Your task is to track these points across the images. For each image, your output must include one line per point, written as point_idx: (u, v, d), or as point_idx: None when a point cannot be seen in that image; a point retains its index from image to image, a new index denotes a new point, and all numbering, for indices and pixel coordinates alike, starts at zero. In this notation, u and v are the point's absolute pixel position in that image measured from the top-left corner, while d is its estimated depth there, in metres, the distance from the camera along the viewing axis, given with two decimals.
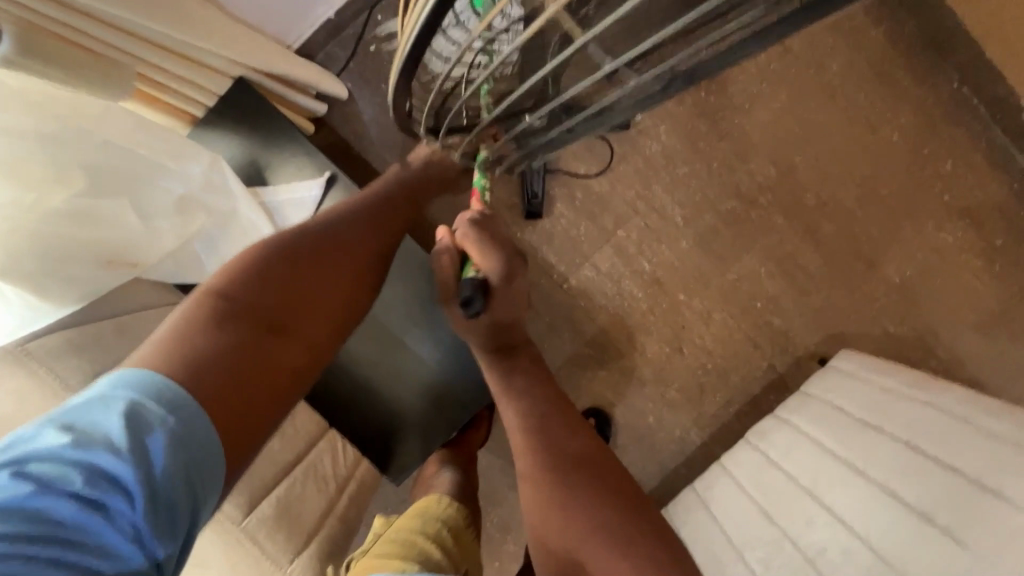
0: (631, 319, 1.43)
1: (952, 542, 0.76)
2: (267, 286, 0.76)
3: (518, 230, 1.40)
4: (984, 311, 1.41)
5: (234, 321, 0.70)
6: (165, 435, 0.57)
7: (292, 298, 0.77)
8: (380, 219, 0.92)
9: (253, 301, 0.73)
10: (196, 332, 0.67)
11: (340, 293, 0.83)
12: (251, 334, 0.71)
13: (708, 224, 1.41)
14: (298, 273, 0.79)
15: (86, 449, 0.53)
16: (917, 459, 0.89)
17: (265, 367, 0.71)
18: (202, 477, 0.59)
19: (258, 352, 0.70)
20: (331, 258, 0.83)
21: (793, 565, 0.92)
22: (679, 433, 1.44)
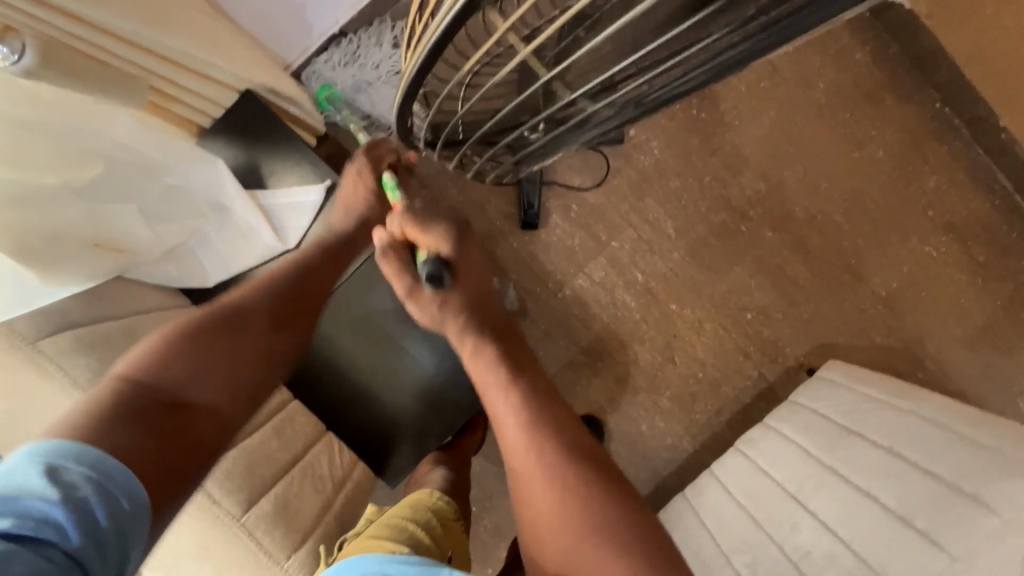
0: (625, 328, 1.45)
1: (932, 545, 0.78)
2: (185, 360, 0.76)
3: (515, 239, 1.43)
4: (969, 325, 1.44)
5: (145, 402, 0.70)
6: (92, 487, 0.59)
7: (210, 372, 0.77)
8: (308, 281, 0.92)
9: (166, 381, 0.73)
10: (105, 413, 0.67)
11: (257, 363, 0.83)
12: (165, 413, 0.71)
13: (700, 236, 1.44)
14: (216, 346, 0.79)
15: (15, 497, 0.54)
16: (899, 465, 0.91)
17: (180, 442, 0.71)
18: (130, 522, 0.60)
19: (174, 428, 0.71)
20: (249, 329, 0.83)
21: (780, 569, 0.94)
22: (671, 441, 1.46)
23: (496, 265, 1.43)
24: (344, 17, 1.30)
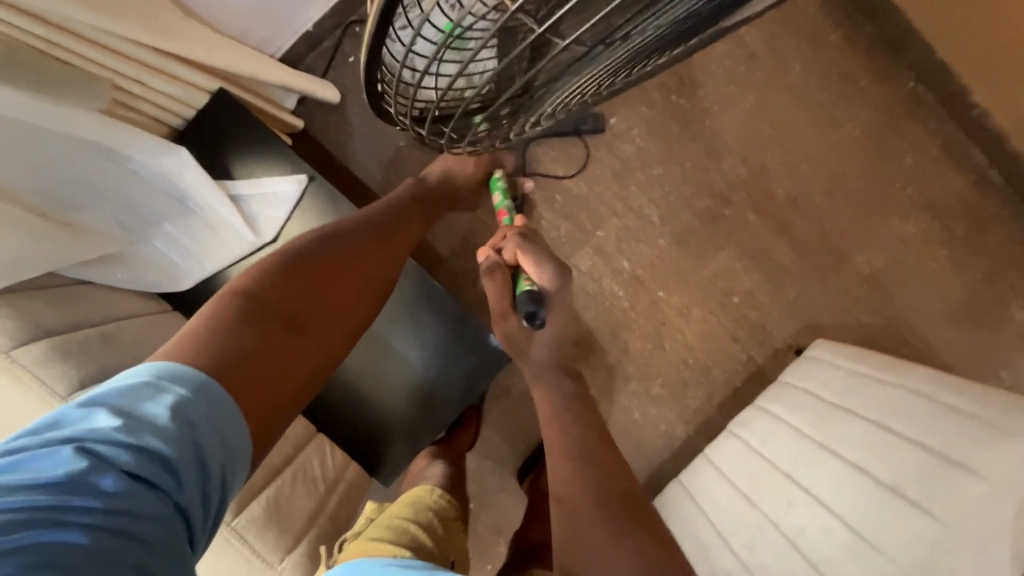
0: (614, 318, 1.46)
1: (922, 514, 0.79)
2: (286, 287, 0.84)
3: None
4: (950, 299, 1.46)
5: (255, 320, 0.79)
6: (200, 427, 0.64)
7: (307, 302, 0.86)
8: (382, 231, 1.00)
9: (275, 302, 0.83)
10: (231, 323, 0.77)
11: (346, 304, 0.91)
12: (272, 331, 0.80)
13: (685, 223, 1.45)
14: (311, 278, 0.88)
15: (139, 427, 0.60)
16: (889, 438, 0.92)
17: (279, 361, 0.78)
18: (226, 455, 0.66)
19: (275, 346, 0.79)
20: (343, 271, 0.92)
21: (776, 546, 0.95)
22: (664, 428, 1.47)
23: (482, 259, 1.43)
24: (318, 14, 1.28)
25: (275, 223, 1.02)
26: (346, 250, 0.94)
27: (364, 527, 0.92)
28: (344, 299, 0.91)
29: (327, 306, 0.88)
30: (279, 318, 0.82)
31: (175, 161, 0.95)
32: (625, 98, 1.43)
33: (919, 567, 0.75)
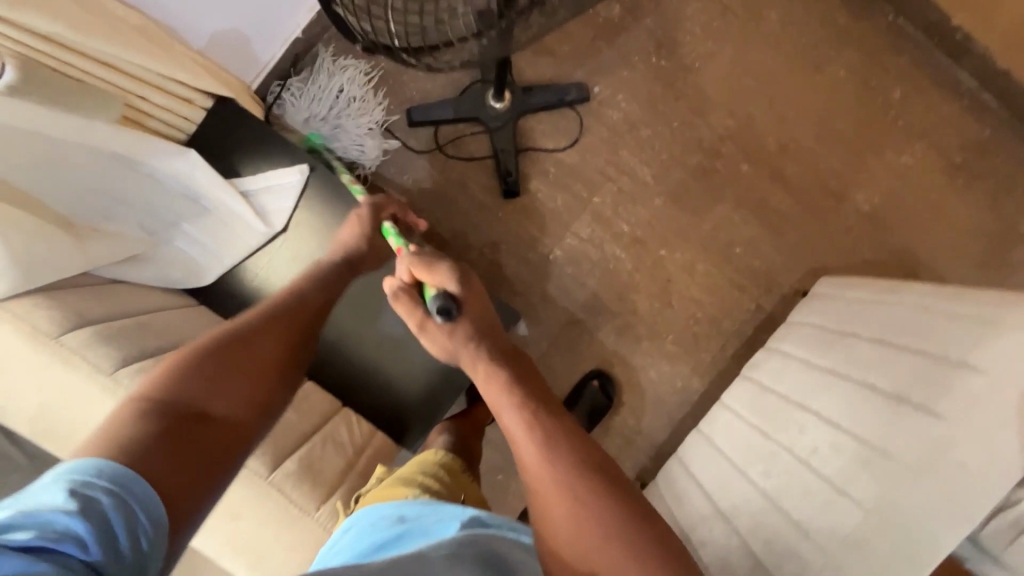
0: (619, 280, 1.49)
1: (925, 414, 0.82)
2: (202, 376, 0.76)
3: (500, 210, 1.47)
4: (956, 227, 1.46)
5: (167, 413, 0.71)
6: (113, 506, 0.59)
7: (224, 385, 0.78)
8: (306, 296, 0.92)
9: (189, 395, 0.74)
10: (138, 426, 0.68)
11: (266, 377, 0.83)
12: (185, 429, 0.71)
13: (678, 180, 1.48)
14: (226, 360, 0.79)
15: (37, 517, 0.54)
16: (892, 352, 0.94)
17: (204, 453, 0.72)
18: (143, 531, 0.60)
19: (193, 442, 0.71)
20: (257, 341, 0.83)
21: (790, 468, 0.96)
22: (680, 383, 1.49)
23: (484, 236, 1.47)
24: (303, 19, 1.38)
25: (283, 210, 1.08)
26: (264, 315, 0.86)
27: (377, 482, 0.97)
28: (264, 370, 0.83)
29: (243, 384, 0.80)
30: (192, 411, 0.73)
31: (183, 163, 1.01)
32: (607, 66, 1.47)
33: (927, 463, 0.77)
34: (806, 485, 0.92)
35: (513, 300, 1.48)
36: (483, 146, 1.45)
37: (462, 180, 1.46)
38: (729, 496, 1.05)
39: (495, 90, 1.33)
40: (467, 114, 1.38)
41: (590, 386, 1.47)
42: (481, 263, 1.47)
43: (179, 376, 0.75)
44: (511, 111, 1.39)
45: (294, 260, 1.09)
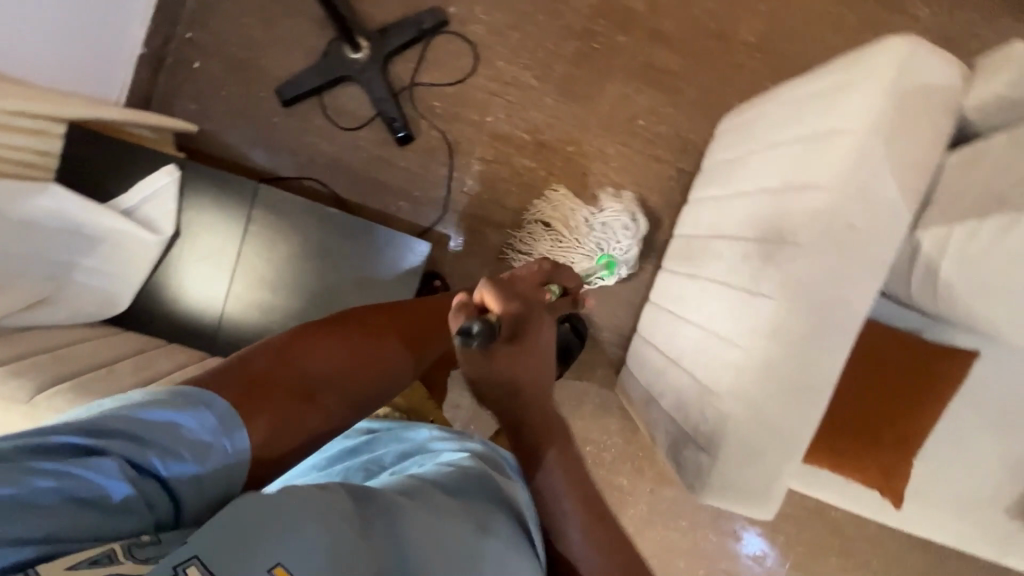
0: (538, 188, 1.49)
1: (807, 189, 0.83)
2: (309, 347, 0.70)
3: (400, 159, 1.46)
4: (844, 28, 1.43)
5: (256, 368, 0.65)
6: (205, 440, 0.57)
7: (341, 373, 0.71)
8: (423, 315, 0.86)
9: (303, 371, 0.68)
10: (249, 386, 0.62)
11: (381, 382, 0.75)
12: (290, 401, 0.65)
13: (563, 74, 1.46)
14: (342, 341, 0.73)
15: (139, 431, 0.54)
16: (775, 149, 0.95)
17: (295, 436, 0.64)
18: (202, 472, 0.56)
19: (291, 420, 0.64)
20: (381, 345, 0.77)
21: (714, 293, 0.98)
22: (628, 267, 1.51)
23: (394, 189, 1.46)
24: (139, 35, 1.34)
25: (167, 213, 1.08)
26: (385, 322, 0.80)
27: None
28: (380, 375, 0.75)
29: (358, 380, 0.73)
30: (303, 387, 0.67)
31: (66, 200, 0.99)
32: None
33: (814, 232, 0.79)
34: (726, 301, 0.93)
35: (442, 242, 1.48)
36: (363, 102, 1.43)
37: (354, 142, 1.45)
38: (672, 340, 1.08)
39: (348, 41, 1.33)
40: (335, 75, 1.37)
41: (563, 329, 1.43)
42: (400, 216, 1.47)
43: (307, 350, 0.70)
44: (374, 58, 1.37)
45: (201, 260, 1.12)
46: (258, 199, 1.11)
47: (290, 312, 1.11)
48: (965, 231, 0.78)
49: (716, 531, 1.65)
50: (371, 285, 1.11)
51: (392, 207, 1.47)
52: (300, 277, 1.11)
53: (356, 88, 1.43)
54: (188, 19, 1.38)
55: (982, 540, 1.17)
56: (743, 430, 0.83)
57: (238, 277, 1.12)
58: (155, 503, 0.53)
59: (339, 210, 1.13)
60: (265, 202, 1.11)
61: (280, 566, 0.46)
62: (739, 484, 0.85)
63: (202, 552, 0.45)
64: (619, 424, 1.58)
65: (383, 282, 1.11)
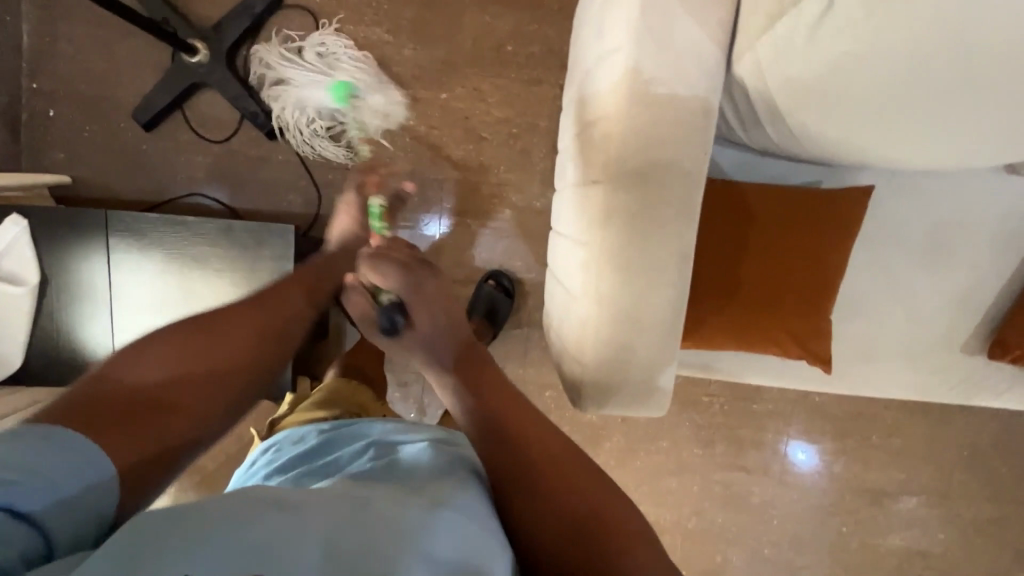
0: (423, 146, 1.42)
1: (606, 57, 0.76)
2: (167, 356, 0.68)
3: (277, 154, 1.41)
4: None
5: (121, 394, 0.63)
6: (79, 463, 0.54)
7: (195, 369, 0.69)
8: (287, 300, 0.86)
9: (152, 378, 0.66)
10: (97, 415, 0.60)
11: (238, 376, 0.72)
12: (145, 412, 0.63)
13: (414, 20, 1.38)
14: (200, 340, 0.71)
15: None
16: (585, 29, 0.87)
17: (165, 433, 0.63)
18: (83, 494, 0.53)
19: (155, 423, 0.63)
20: (229, 336, 0.73)
21: (562, 200, 0.92)
22: (537, 202, 1.44)
23: (281, 185, 1.42)
24: None
25: (28, 262, 1.08)
26: (232, 318, 0.76)
27: (289, 410, 1.07)
28: (236, 358, 0.73)
29: (210, 365, 0.70)
30: (155, 394, 0.65)
31: None
32: None
33: (617, 99, 0.73)
34: (568, 202, 0.87)
35: None
36: (225, 106, 1.39)
37: (227, 149, 1.40)
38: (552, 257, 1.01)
39: (182, 47, 1.27)
40: (184, 85, 1.33)
41: (487, 288, 1.44)
42: (294, 211, 1.43)
43: (143, 362, 0.66)
44: (213, 56, 1.31)
45: (77, 302, 1.11)
46: (115, 228, 1.10)
47: None
48: (774, 47, 0.73)
49: (700, 445, 1.60)
50: (248, 282, 1.10)
51: (284, 204, 1.43)
52: (176, 293, 1.10)
53: (213, 93, 1.38)
54: (31, 70, 1.36)
55: (951, 388, 1.09)
56: (605, 328, 0.78)
57: (117, 309, 1.11)
58: (32, 536, 0.47)
59: (196, 217, 1.10)
60: (122, 229, 1.10)
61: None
62: (616, 382, 0.81)
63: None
64: None
65: (258, 277, 1.10)
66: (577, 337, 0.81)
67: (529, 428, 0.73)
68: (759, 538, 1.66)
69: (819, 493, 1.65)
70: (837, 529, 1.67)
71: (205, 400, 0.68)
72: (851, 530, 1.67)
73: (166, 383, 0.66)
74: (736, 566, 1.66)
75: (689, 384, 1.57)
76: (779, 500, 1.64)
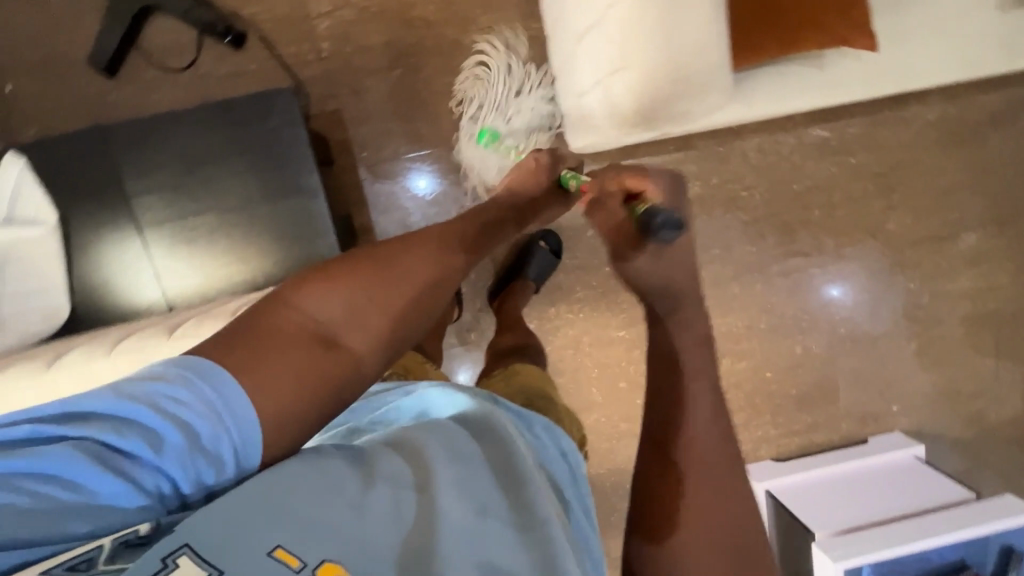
0: (392, 12, 1.36)
1: None
2: (328, 293, 0.61)
3: (248, 64, 1.35)
4: None
5: (284, 329, 0.57)
6: (213, 425, 0.50)
7: (364, 312, 0.61)
8: (440, 239, 0.73)
9: (322, 317, 0.60)
10: (261, 338, 0.56)
11: (392, 321, 0.63)
12: (312, 352, 0.57)
13: None
14: (354, 280, 0.63)
15: (130, 416, 0.49)
16: None
17: (328, 388, 0.57)
18: (211, 473, 0.49)
19: (325, 369, 0.57)
20: (393, 275, 0.65)
21: None
22: (524, 35, 1.40)
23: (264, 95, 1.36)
24: None
25: (42, 204, 1.01)
26: (394, 253, 0.67)
27: None
28: (399, 313, 0.63)
29: (379, 312, 0.63)
30: (326, 334, 0.59)
31: None
32: None
33: None
34: None
35: (336, 119, 1.40)
36: (181, 30, 1.32)
37: (195, 74, 1.34)
38: (563, 51, 0.99)
39: None
40: (131, 13, 1.25)
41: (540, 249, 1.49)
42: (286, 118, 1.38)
43: (316, 295, 0.60)
44: None
45: (103, 233, 1.06)
46: (120, 144, 1.04)
47: (211, 229, 1.06)
48: None
49: (751, 241, 1.58)
50: (267, 156, 1.06)
51: None
52: (197, 189, 1.05)
53: (164, 18, 1.31)
54: None
55: (993, 53, 1.06)
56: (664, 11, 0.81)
57: (146, 227, 1.06)
58: (153, 492, 0.47)
59: (195, 107, 1.05)
60: (123, 141, 1.05)
61: (281, 547, 0.43)
62: (690, 65, 0.84)
63: (193, 538, 0.43)
64: None
65: (274, 144, 1.06)
66: (636, 40, 0.83)
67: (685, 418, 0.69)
68: (832, 318, 1.66)
69: (880, 256, 1.63)
70: (905, 287, 1.66)
71: (362, 355, 0.60)
72: (918, 284, 1.67)
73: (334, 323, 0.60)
74: (817, 351, 1.67)
75: (725, 183, 1.53)
76: (842, 274, 1.63)
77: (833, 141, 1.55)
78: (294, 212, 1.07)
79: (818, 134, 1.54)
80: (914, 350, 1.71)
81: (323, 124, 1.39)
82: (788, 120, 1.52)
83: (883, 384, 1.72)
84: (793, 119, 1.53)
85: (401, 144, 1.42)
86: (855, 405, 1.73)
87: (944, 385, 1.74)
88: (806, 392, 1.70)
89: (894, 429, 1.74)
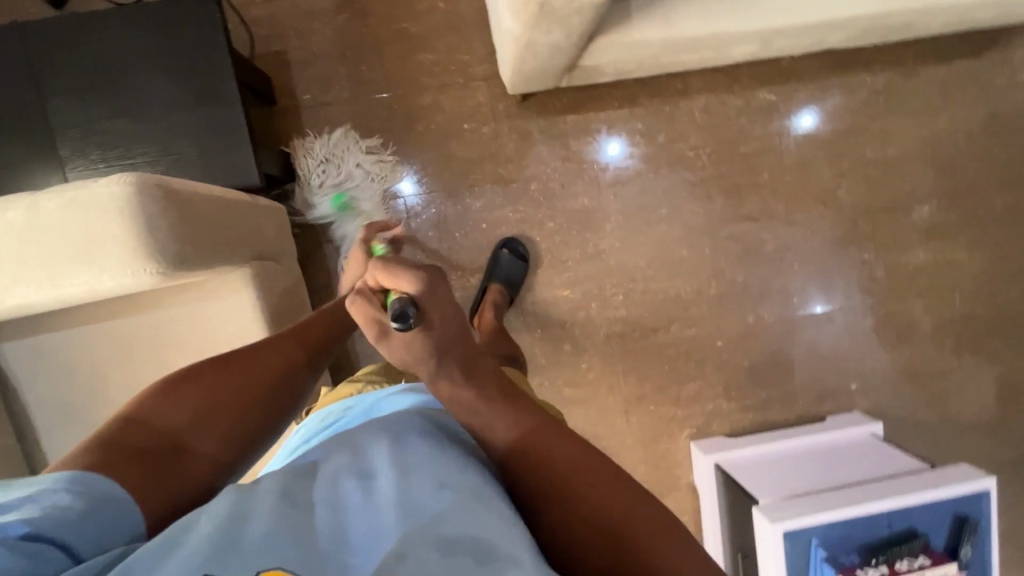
0: None
1: None
2: (172, 405, 0.72)
3: None
4: None
5: (135, 438, 0.67)
6: (96, 497, 0.57)
7: (208, 421, 0.73)
8: (278, 345, 0.86)
9: (168, 425, 0.71)
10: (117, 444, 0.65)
11: (235, 422, 0.75)
12: (163, 454, 0.67)
13: None
14: (198, 394, 0.74)
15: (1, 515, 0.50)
16: None
17: (183, 481, 0.66)
18: (110, 531, 0.55)
19: (175, 467, 0.67)
20: (224, 384, 0.77)
21: None
22: None
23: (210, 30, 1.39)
24: None
25: None
26: (235, 367, 0.80)
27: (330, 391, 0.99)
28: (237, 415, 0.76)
29: (225, 418, 0.75)
30: (175, 439, 0.70)
31: None
32: None
33: None
34: None
35: (281, 61, 1.41)
36: None
37: None
38: None
39: None
40: None
41: (502, 257, 1.46)
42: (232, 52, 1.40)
43: (166, 405, 0.72)
44: None
45: (12, 121, 1.04)
46: (36, 32, 1.02)
47: (126, 132, 1.06)
48: None
49: (699, 203, 1.56)
50: (190, 66, 1.06)
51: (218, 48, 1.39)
52: (116, 88, 1.05)
53: None
54: None
55: None
56: None
57: (58, 121, 1.04)
58: (58, 556, 0.49)
59: (121, 7, 1.04)
60: (40, 32, 1.02)
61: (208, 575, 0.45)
62: None
63: None
64: (549, 148, 1.49)
65: (194, 53, 1.05)
66: None
67: (602, 494, 0.56)
68: (785, 289, 1.62)
69: (832, 224, 1.61)
70: (859, 258, 1.63)
71: (212, 452, 0.72)
72: (873, 256, 1.63)
73: (184, 433, 0.70)
74: (769, 322, 1.62)
75: (671, 142, 1.53)
76: (793, 242, 1.60)
77: (780, 107, 1.55)
78: (214, 122, 1.07)
79: (766, 97, 1.54)
80: (872, 326, 1.66)
81: (268, 63, 1.41)
82: (735, 81, 1.53)
83: (840, 361, 1.66)
84: (741, 82, 1.53)
85: (344, 87, 1.42)
86: (812, 382, 1.66)
87: (904, 365, 1.68)
88: (760, 364, 1.64)
89: (853, 409, 1.67)
